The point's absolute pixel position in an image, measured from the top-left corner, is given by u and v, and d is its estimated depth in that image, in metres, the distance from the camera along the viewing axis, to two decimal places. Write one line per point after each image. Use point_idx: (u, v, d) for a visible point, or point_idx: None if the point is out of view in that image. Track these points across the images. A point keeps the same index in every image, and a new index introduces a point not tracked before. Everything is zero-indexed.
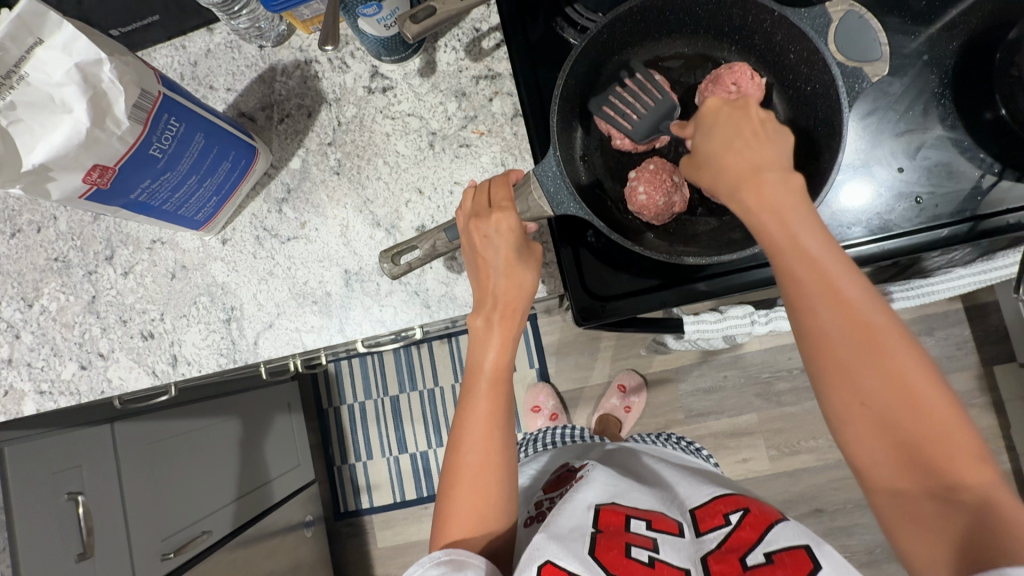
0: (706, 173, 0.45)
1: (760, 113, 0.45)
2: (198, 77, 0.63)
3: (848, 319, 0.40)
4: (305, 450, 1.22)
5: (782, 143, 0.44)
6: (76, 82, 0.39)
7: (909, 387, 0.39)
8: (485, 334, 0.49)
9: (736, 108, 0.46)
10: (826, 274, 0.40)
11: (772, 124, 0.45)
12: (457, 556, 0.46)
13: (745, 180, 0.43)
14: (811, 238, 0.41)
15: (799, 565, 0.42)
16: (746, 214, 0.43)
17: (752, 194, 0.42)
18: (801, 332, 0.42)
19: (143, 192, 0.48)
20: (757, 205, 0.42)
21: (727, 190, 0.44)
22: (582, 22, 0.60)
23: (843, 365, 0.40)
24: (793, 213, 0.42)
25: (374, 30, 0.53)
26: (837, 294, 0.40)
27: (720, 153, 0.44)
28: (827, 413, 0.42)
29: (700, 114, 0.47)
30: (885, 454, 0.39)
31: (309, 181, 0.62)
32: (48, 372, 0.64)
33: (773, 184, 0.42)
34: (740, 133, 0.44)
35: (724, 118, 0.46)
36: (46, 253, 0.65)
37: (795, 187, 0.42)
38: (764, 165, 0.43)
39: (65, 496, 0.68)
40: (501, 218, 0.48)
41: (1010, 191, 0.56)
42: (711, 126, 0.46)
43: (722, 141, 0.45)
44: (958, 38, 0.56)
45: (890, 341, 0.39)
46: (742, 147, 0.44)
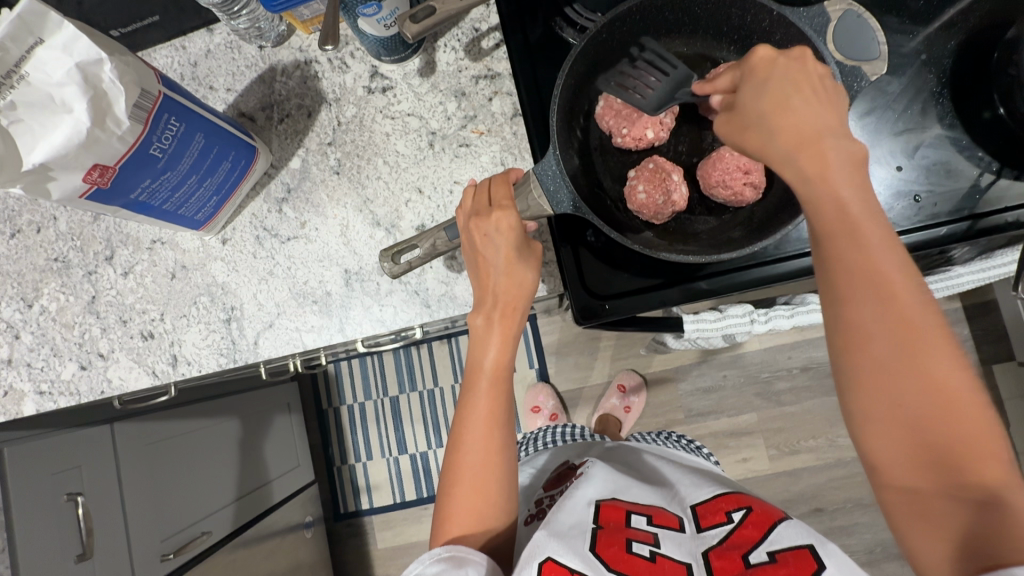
0: (756, 132, 0.43)
1: (818, 70, 0.43)
2: (198, 77, 0.63)
3: (890, 310, 0.38)
4: (304, 451, 1.22)
5: (841, 107, 0.42)
6: (77, 82, 0.39)
7: (942, 384, 0.37)
8: (485, 333, 0.49)
9: (793, 60, 0.43)
10: (871, 259, 0.39)
11: (831, 85, 0.43)
12: (457, 552, 0.47)
13: (804, 144, 0.40)
14: (863, 218, 0.39)
15: (804, 565, 0.42)
16: (801, 181, 0.41)
17: (811, 158, 0.40)
18: (834, 319, 0.40)
19: (143, 192, 0.48)
20: (814, 172, 0.40)
21: (781, 152, 0.41)
22: (582, 21, 0.59)
23: (875, 356, 0.39)
24: (849, 189, 0.40)
25: (375, 30, 0.53)
26: (881, 282, 0.38)
27: (774, 112, 0.42)
28: (849, 403, 0.41)
29: (750, 64, 0.44)
30: (907, 451, 0.38)
31: (309, 181, 0.62)
32: (47, 372, 0.64)
33: (833, 152, 0.40)
34: (800, 90, 0.42)
35: (780, 71, 0.43)
36: (46, 253, 0.65)
37: (856, 157, 0.40)
38: (825, 130, 0.41)
39: (66, 497, 0.68)
40: (501, 217, 0.48)
41: (1008, 190, 0.56)
42: (765, 79, 0.43)
43: (779, 99, 0.42)
44: (955, 37, 0.56)
45: (931, 340, 0.38)
46: (800, 106, 0.41)
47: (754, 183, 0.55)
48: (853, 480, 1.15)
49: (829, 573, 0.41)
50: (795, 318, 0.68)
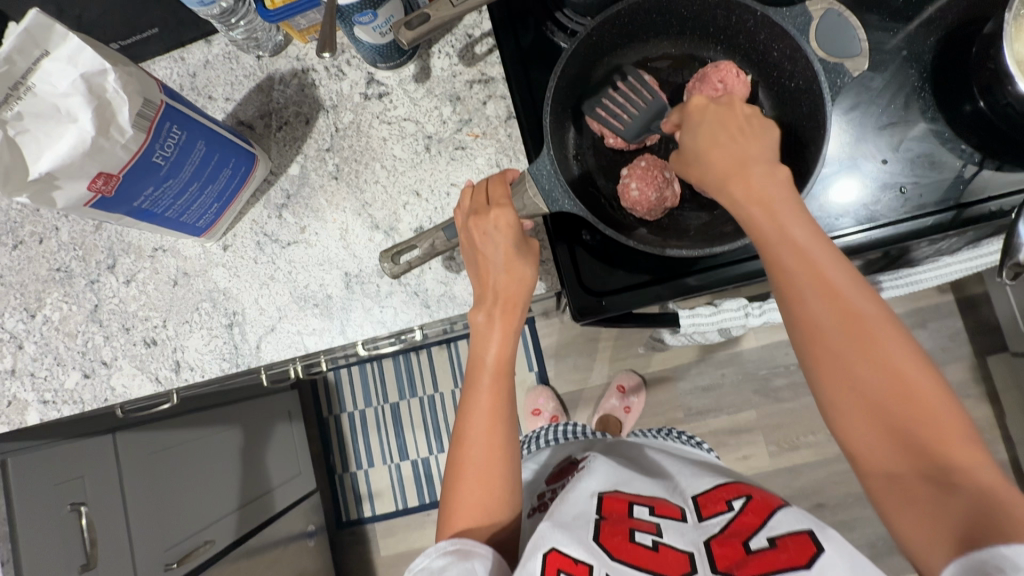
0: (697, 167, 0.48)
1: (745, 110, 0.48)
2: (197, 87, 0.65)
3: (836, 307, 0.42)
4: (305, 459, 1.22)
5: (766, 137, 0.47)
6: (82, 92, 0.40)
7: (894, 370, 0.41)
8: (486, 329, 0.50)
9: (722, 105, 0.48)
10: (814, 262, 0.43)
11: (756, 117, 0.48)
12: (463, 545, 0.47)
13: (731, 174, 0.45)
14: (797, 228, 0.43)
15: (803, 548, 0.43)
16: (735, 207, 0.45)
17: (741, 187, 0.45)
18: (792, 320, 0.44)
19: (145, 200, 0.49)
20: (744, 197, 0.45)
21: (716, 185, 0.46)
22: (571, 26, 0.62)
23: (833, 350, 0.42)
24: (781, 204, 0.44)
25: (371, 38, 0.54)
26: (824, 282, 0.42)
27: (707, 150, 0.47)
28: (821, 399, 0.44)
29: (687, 110, 0.50)
30: (876, 438, 0.41)
31: (308, 187, 0.63)
32: (51, 382, 0.64)
33: (759, 177, 0.45)
34: (726, 127, 0.47)
35: (711, 116, 0.48)
36: (49, 264, 0.65)
37: (779, 181, 0.45)
38: (750, 158, 0.45)
39: (70, 507, 0.69)
40: (500, 214, 0.49)
41: (991, 180, 0.57)
42: (697, 124, 0.48)
43: (709, 137, 0.47)
44: (935, 33, 0.58)
45: (877, 328, 0.41)
46: (728, 142, 0.46)
47: None
48: (853, 475, 1.16)
49: (827, 555, 0.43)
50: None
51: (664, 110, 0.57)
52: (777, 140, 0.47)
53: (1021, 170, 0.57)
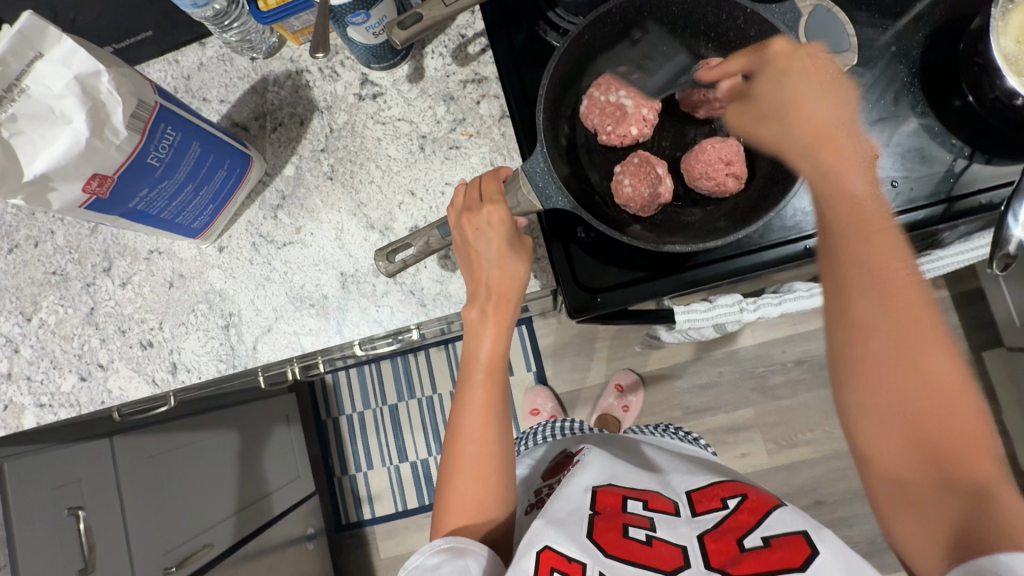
0: (772, 125, 0.50)
1: (829, 69, 0.49)
2: (191, 90, 0.65)
3: (889, 302, 0.43)
4: (304, 462, 1.22)
5: (848, 101, 0.48)
6: (76, 94, 0.41)
7: (927, 377, 0.41)
8: (480, 325, 0.51)
9: (805, 58, 0.49)
10: (878, 257, 0.43)
11: (840, 78, 0.49)
12: (457, 543, 0.47)
13: (819, 137, 0.47)
14: (875, 218, 0.44)
15: (797, 547, 0.43)
16: (816, 175, 0.47)
17: (826, 153, 0.46)
18: (836, 310, 0.45)
19: (141, 201, 0.49)
20: (829, 166, 0.46)
21: (796, 143, 0.48)
22: (564, 24, 0.62)
23: (867, 344, 0.43)
24: (860, 188, 0.45)
25: (364, 39, 0.55)
26: (884, 279, 0.43)
27: (788, 106, 0.48)
28: (846, 387, 0.45)
29: (767, 55, 0.50)
30: (895, 435, 0.42)
31: (303, 187, 0.63)
32: (47, 385, 0.64)
33: (845, 153, 0.46)
34: (814, 86, 0.48)
35: (796, 67, 0.49)
36: (44, 267, 0.65)
37: (865, 159, 0.47)
38: (836, 129, 0.47)
39: (66, 512, 0.68)
40: (492, 211, 0.49)
41: (981, 172, 0.58)
42: (781, 75, 0.49)
43: (795, 91, 0.48)
44: (923, 29, 0.59)
45: (925, 332, 0.42)
46: (813, 101, 0.48)
47: (736, 173, 0.57)
48: (851, 471, 1.16)
49: (823, 558, 0.42)
50: (783, 305, 0.66)
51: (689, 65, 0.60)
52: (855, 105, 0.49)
53: (1011, 163, 0.57)
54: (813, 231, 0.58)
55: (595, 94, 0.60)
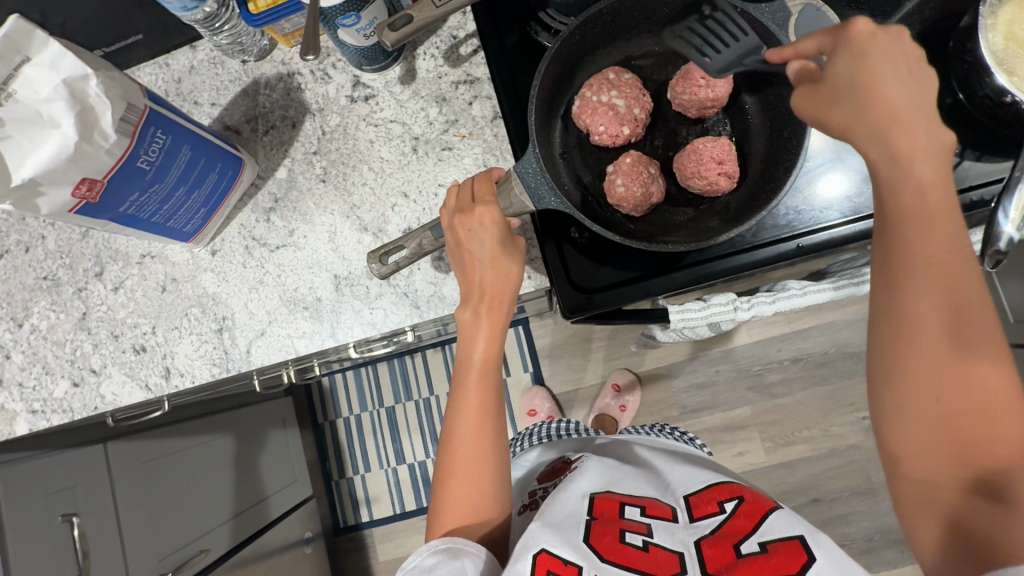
0: (846, 112, 0.41)
1: (914, 49, 0.40)
2: (182, 93, 0.65)
3: (945, 307, 0.39)
4: (301, 466, 1.22)
5: (929, 90, 0.40)
6: (63, 97, 0.40)
7: (980, 388, 0.39)
8: (473, 326, 0.50)
9: (892, 36, 0.40)
10: (941, 255, 0.39)
11: (921, 64, 0.41)
12: (453, 544, 0.47)
13: (892, 127, 0.39)
14: (942, 216, 0.39)
15: (794, 554, 0.43)
16: (886, 167, 0.40)
17: (903, 141, 0.39)
18: (887, 308, 0.41)
19: (131, 205, 0.48)
20: (902, 157, 0.39)
21: (869, 132, 0.40)
22: (555, 25, 0.61)
23: (918, 347, 0.40)
24: (931, 181, 0.39)
25: (355, 40, 0.54)
26: (946, 279, 0.39)
27: (869, 92, 0.40)
28: (884, 391, 0.42)
29: (846, 33, 0.41)
30: (939, 445, 0.40)
31: (296, 190, 0.63)
32: (39, 391, 0.64)
33: (922, 140, 0.39)
34: (897, 69, 0.40)
35: (878, 47, 0.40)
36: (35, 272, 0.65)
37: (942, 151, 0.39)
38: (915, 115, 0.39)
39: (60, 518, 0.67)
40: (485, 212, 0.49)
41: (972, 169, 0.58)
42: (862, 54, 0.40)
43: (873, 73, 0.40)
44: (913, 28, 0.59)
45: (977, 339, 0.39)
46: (895, 86, 0.39)
47: (728, 172, 0.57)
48: (848, 468, 1.16)
49: (819, 564, 0.42)
50: (777, 304, 0.65)
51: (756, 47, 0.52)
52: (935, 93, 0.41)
53: (1002, 160, 0.57)
54: (806, 229, 0.58)
55: (587, 94, 0.60)
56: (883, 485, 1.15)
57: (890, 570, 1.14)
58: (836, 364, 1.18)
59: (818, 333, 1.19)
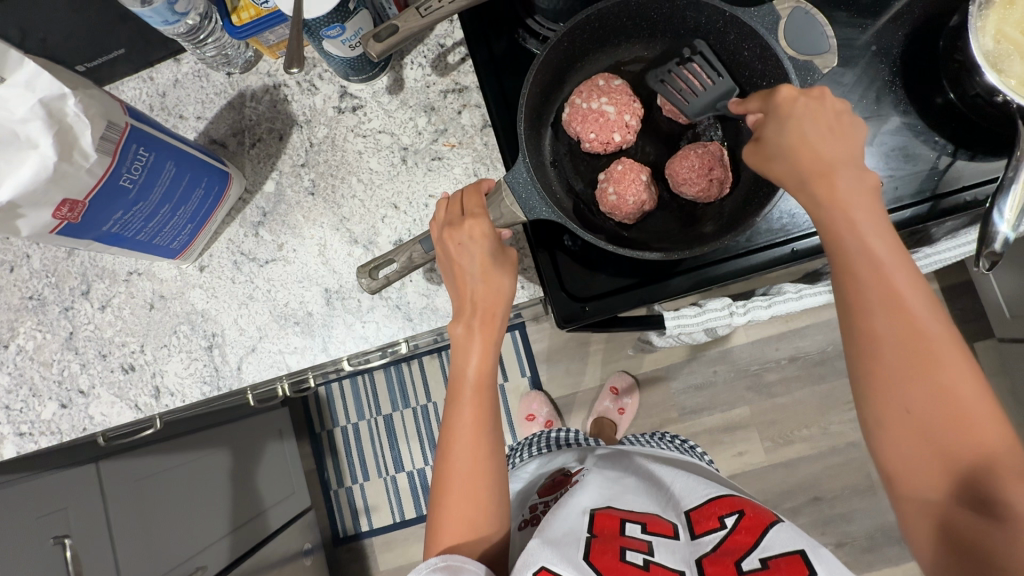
0: (779, 166, 0.46)
1: (835, 104, 0.45)
2: (167, 107, 0.64)
3: (901, 323, 0.41)
4: (298, 478, 1.20)
5: (853, 138, 0.45)
6: (41, 117, 0.39)
7: (951, 396, 0.39)
8: (466, 342, 0.50)
9: (812, 99, 0.45)
10: (887, 275, 0.42)
11: (846, 116, 0.45)
12: (452, 562, 0.46)
13: (817, 175, 0.44)
14: (874, 240, 0.42)
15: (795, 570, 0.43)
16: (814, 207, 0.44)
17: (825, 187, 0.43)
18: (851, 332, 0.43)
19: (115, 224, 0.48)
20: (826, 199, 0.43)
21: (797, 184, 0.45)
22: (543, 32, 0.61)
23: (885, 364, 0.41)
24: (860, 211, 0.43)
25: (341, 51, 0.54)
26: (895, 297, 0.41)
27: (794, 148, 0.45)
28: (863, 412, 0.43)
29: (774, 101, 0.46)
30: (920, 463, 0.40)
31: (284, 204, 0.62)
32: (27, 414, 0.63)
33: (844, 181, 0.43)
34: (817, 126, 0.44)
35: (800, 109, 0.45)
36: (21, 292, 0.64)
37: (867, 186, 0.43)
38: (837, 163, 0.44)
39: (52, 540, 0.64)
40: (474, 225, 0.49)
41: (966, 169, 0.58)
42: (786, 117, 0.45)
43: (800, 135, 0.44)
44: (903, 27, 0.59)
45: (941, 349, 0.40)
46: (817, 142, 0.44)
47: (719, 178, 0.56)
48: (848, 466, 1.16)
49: None
50: (773, 308, 0.65)
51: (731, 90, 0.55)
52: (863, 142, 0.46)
53: (994, 159, 0.57)
54: (800, 233, 0.57)
55: (577, 102, 0.59)
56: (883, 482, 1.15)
57: (892, 567, 1.13)
58: (833, 362, 1.18)
59: (815, 332, 1.18)
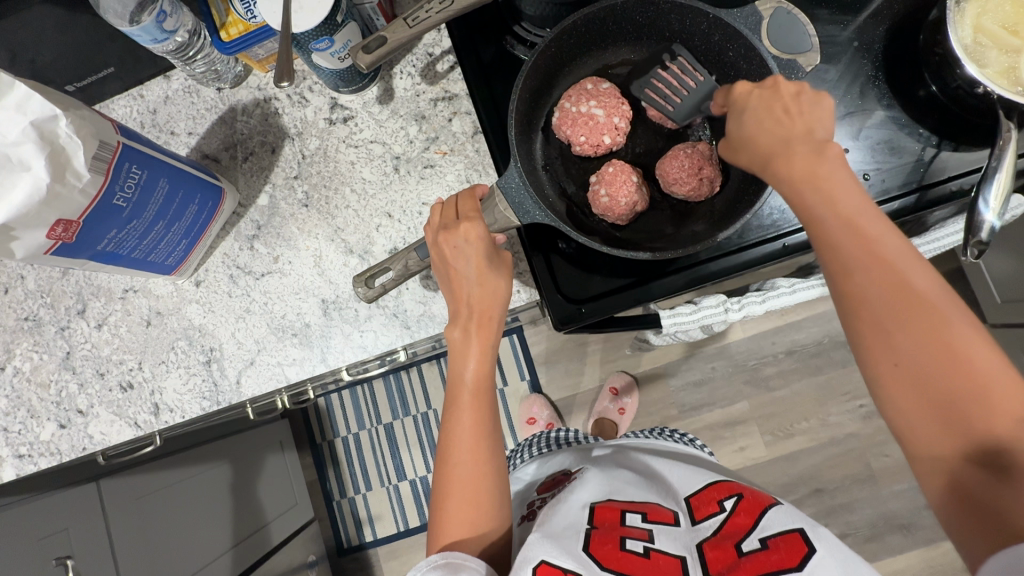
0: (745, 155, 0.48)
1: (790, 89, 0.47)
2: (158, 124, 0.64)
3: (887, 281, 0.42)
4: (301, 489, 1.20)
5: (814, 111, 0.46)
6: (33, 139, 0.38)
7: (948, 350, 0.40)
8: (464, 346, 0.50)
9: (766, 89, 0.47)
10: (863, 236, 0.42)
11: (807, 94, 0.46)
12: (453, 559, 0.46)
13: (777, 154, 0.45)
14: (845, 202, 0.43)
15: (794, 548, 0.43)
16: (781, 183, 0.46)
17: (786, 166, 0.45)
18: (839, 300, 0.44)
19: (110, 242, 0.48)
20: (789, 175, 0.45)
21: (762, 166, 0.47)
22: (530, 38, 0.61)
23: (877, 325, 0.42)
24: (827, 177, 0.44)
25: (329, 64, 0.54)
26: (874, 256, 0.42)
27: (754, 136, 0.47)
28: (867, 378, 0.44)
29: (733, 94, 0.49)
30: (926, 423, 0.40)
31: (278, 216, 0.62)
32: (25, 436, 0.62)
33: (805, 153, 0.45)
34: (772, 113, 0.46)
35: (754, 99, 0.48)
36: (16, 313, 0.64)
37: (829, 154, 0.44)
38: (796, 140, 0.45)
39: (54, 562, 0.63)
40: (470, 228, 0.49)
41: (950, 160, 0.59)
42: (743, 110, 0.48)
43: (755, 122, 0.47)
44: (883, 23, 0.60)
45: (932, 302, 0.41)
46: (775, 126, 0.46)
47: (709, 176, 0.57)
48: (848, 457, 1.17)
49: (819, 555, 0.42)
50: (767, 303, 0.65)
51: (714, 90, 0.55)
52: (831, 114, 0.46)
53: (977, 149, 0.58)
54: (791, 229, 0.58)
55: (566, 106, 0.60)
56: (883, 472, 1.15)
57: (895, 556, 1.14)
58: (830, 354, 1.18)
59: (810, 325, 1.19)
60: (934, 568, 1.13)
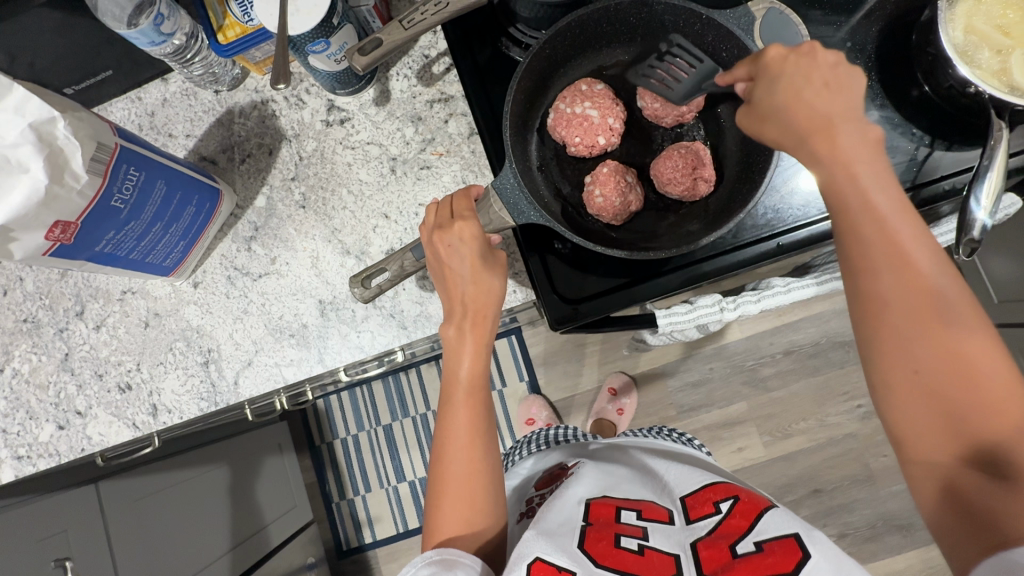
0: (775, 126, 0.47)
1: (829, 59, 0.45)
2: (156, 126, 0.64)
3: (908, 281, 0.42)
4: (300, 491, 1.20)
5: (852, 89, 0.45)
6: (31, 142, 0.39)
7: (959, 355, 0.40)
8: (458, 344, 0.50)
9: (803, 56, 0.45)
10: (891, 233, 0.42)
11: (843, 67, 0.45)
12: (447, 555, 0.47)
13: (816, 132, 0.44)
14: (879, 197, 0.43)
15: (789, 552, 0.43)
16: (815, 164, 0.45)
17: (824, 143, 0.44)
18: (856, 295, 0.44)
19: (108, 243, 0.48)
20: (827, 154, 0.44)
21: (795, 141, 0.46)
22: (525, 40, 0.62)
23: (891, 324, 0.42)
24: (864, 169, 0.43)
25: (326, 65, 0.54)
26: (900, 255, 0.42)
27: (788, 108, 0.45)
28: (872, 376, 0.44)
29: (762, 62, 0.47)
30: (929, 426, 0.41)
31: (276, 218, 0.63)
32: (24, 437, 0.63)
33: (845, 137, 0.44)
34: (812, 83, 0.44)
35: (790, 66, 0.45)
36: (14, 315, 0.64)
37: (868, 140, 0.44)
38: (836, 117, 0.44)
39: (53, 564, 0.63)
40: (464, 227, 0.49)
41: (943, 160, 0.59)
42: (777, 76, 0.46)
43: (792, 91, 0.45)
44: (877, 23, 0.60)
45: (947, 307, 0.41)
46: (812, 98, 0.44)
47: (704, 176, 0.58)
48: (846, 457, 1.17)
49: (814, 560, 0.42)
50: (762, 302, 0.65)
51: (714, 72, 0.54)
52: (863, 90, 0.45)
53: (970, 148, 0.58)
54: (784, 228, 0.59)
55: (561, 107, 0.60)
56: (881, 472, 1.16)
57: (894, 556, 1.14)
58: (827, 354, 1.19)
59: (808, 325, 1.20)
60: (932, 569, 1.13)
